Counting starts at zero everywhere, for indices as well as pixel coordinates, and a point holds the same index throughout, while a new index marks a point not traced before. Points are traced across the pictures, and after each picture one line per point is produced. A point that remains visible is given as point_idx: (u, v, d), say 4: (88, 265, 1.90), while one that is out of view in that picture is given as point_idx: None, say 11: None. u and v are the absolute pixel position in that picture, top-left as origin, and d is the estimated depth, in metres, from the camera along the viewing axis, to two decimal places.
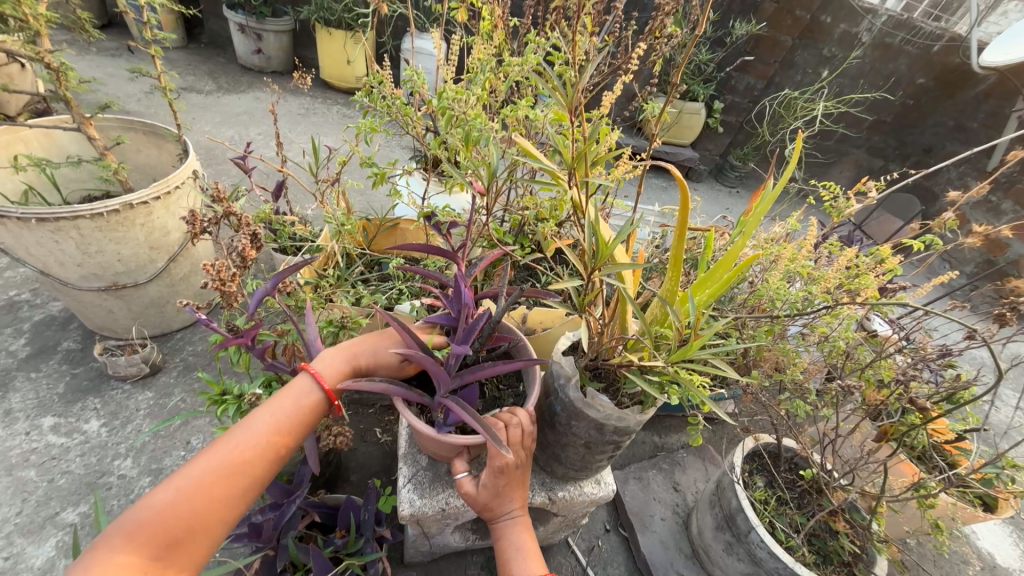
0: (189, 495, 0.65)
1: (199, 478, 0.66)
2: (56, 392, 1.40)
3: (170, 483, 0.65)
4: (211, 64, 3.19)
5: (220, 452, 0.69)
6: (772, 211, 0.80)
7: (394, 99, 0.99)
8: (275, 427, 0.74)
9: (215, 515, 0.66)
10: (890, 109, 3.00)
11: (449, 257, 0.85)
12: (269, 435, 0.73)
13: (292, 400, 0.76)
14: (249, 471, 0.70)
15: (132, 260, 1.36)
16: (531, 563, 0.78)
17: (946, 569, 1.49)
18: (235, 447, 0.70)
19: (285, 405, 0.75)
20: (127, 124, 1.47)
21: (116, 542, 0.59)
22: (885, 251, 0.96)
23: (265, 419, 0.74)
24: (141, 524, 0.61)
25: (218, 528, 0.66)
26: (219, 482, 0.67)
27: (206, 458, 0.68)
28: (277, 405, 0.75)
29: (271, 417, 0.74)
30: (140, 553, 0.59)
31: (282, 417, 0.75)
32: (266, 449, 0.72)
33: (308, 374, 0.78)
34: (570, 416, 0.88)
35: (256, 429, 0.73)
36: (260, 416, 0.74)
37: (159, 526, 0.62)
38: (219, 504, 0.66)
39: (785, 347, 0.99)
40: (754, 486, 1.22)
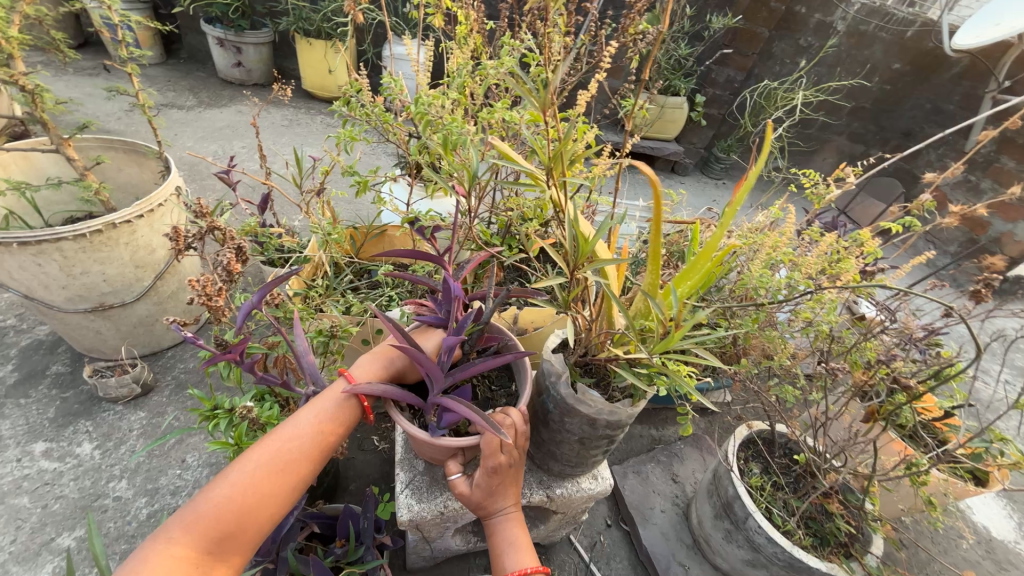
0: (240, 491, 0.65)
1: (249, 475, 0.67)
2: (46, 417, 1.38)
3: (223, 476, 0.66)
4: (191, 79, 3.17)
5: (269, 449, 0.69)
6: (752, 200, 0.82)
7: (373, 107, 0.99)
8: (321, 425, 0.73)
9: (261, 512, 0.66)
10: (867, 96, 3.05)
11: (435, 262, 0.87)
12: (314, 435, 0.72)
13: (336, 398, 0.76)
14: (295, 469, 0.70)
15: (118, 279, 1.34)
16: (523, 557, 0.78)
17: (943, 545, 1.52)
18: (283, 444, 0.70)
19: (330, 403, 0.75)
20: (106, 143, 1.46)
21: (173, 534, 0.61)
22: (864, 235, 0.97)
23: (310, 420, 0.73)
24: (196, 519, 0.62)
25: (265, 524, 0.67)
26: (267, 479, 0.67)
27: (256, 454, 0.69)
28: (324, 402, 0.75)
29: (315, 416, 0.74)
30: (195, 547, 0.61)
31: (326, 417, 0.74)
32: (312, 447, 0.72)
33: (347, 377, 0.77)
34: (563, 413, 0.89)
35: (303, 426, 0.72)
36: (306, 413, 0.74)
37: (211, 520, 0.63)
38: (266, 501, 0.67)
39: (772, 334, 1.00)
40: (750, 473, 1.23)
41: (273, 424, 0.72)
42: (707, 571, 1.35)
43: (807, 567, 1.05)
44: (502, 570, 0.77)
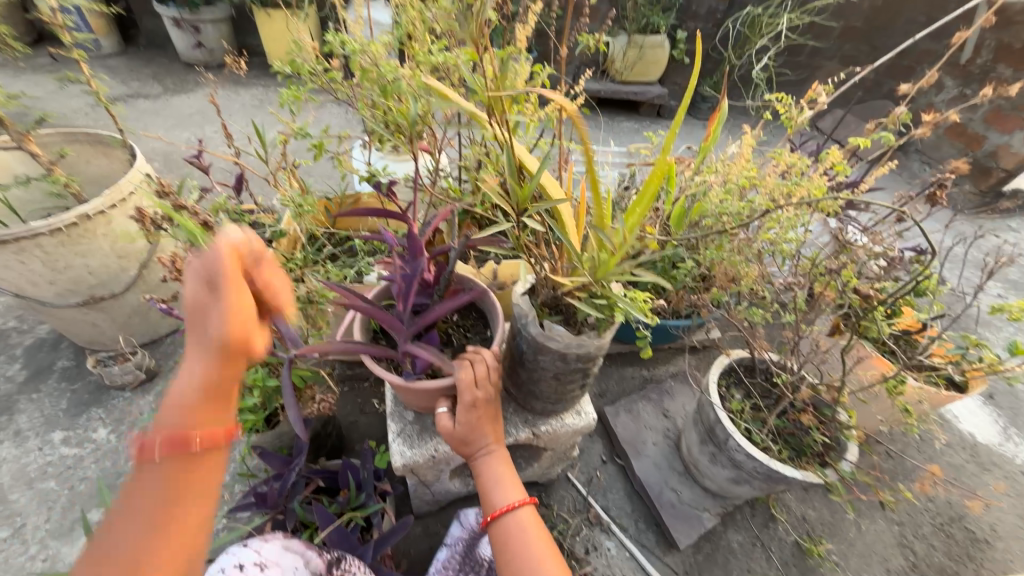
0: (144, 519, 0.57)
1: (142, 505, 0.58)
2: (60, 408, 1.45)
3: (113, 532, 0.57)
4: (154, 66, 3.08)
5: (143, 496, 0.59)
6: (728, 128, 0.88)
7: (318, 66, 0.98)
8: (199, 406, 0.62)
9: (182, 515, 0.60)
10: (858, 13, 2.89)
11: (400, 220, 0.92)
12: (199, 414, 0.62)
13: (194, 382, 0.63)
14: (198, 458, 0.62)
15: (103, 271, 1.37)
16: (510, 492, 0.85)
17: (927, 453, 1.58)
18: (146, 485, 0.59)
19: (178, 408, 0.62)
20: (69, 136, 1.45)
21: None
22: (831, 152, 0.99)
23: (184, 408, 0.62)
24: (105, 554, 0.55)
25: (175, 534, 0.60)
26: (172, 476, 0.60)
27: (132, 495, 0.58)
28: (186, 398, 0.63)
29: (186, 405, 0.62)
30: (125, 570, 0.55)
31: (203, 400, 0.63)
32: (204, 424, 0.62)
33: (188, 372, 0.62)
34: (535, 351, 0.92)
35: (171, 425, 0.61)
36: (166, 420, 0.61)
37: (122, 546, 0.56)
38: (183, 495, 0.60)
39: (737, 258, 1.03)
40: (732, 398, 1.28)
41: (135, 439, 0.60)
42: (698, 493, 1.42)
43: (784, 477, 1.11)
44: (492, 505, 0.84)
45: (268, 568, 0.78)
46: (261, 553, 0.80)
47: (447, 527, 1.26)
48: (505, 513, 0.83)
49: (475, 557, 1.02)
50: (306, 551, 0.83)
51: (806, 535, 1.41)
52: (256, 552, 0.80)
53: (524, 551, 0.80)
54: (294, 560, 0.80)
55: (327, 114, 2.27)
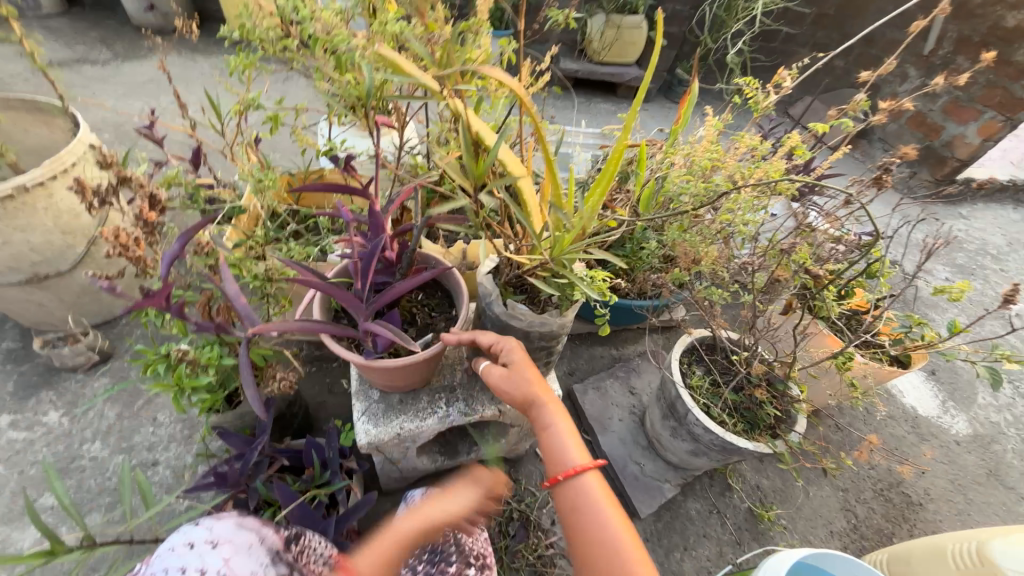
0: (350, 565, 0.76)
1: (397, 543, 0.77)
2: (6, 391, 1.38)
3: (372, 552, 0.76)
4: (102, 29, 2.86)
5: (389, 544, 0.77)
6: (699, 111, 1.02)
7: (272, 32, 0.93)
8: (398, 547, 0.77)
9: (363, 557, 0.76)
10: (831, 1, 2.93)
11: (359, 195, 0.90)
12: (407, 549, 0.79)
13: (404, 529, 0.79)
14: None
15: (47, 247, 1.29)
16: (577, 453, 0.79)
17: (872, 425, 1.69)
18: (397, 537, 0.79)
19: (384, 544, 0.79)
20: (3, 101, 1.34)
21: None
22: (791, 136, 1.01)
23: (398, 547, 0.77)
24: None
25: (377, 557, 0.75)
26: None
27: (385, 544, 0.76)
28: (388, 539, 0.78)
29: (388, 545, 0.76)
30: None
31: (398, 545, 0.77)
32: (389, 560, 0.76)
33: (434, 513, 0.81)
34: (500, 329, 0.93)
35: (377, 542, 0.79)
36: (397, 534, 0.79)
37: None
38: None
39: (699, 239, 1.05)
40: (693, 375, 1.33)
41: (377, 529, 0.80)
42: (660, 466, 1.48)
43: (737, 448, 1.17)
44: (559, 464, 0.78)
45: (221, 546, 0.67)
46: (213, 531, 0.69)
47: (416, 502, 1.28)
48: (574, 474, 0.76)
49: (423, 535, 0.95)
50: (263, 527, 0.73)
51: (758, 502, 1.50)
52: (206, 530, 0.69)
53: (596, 518, 0.73)
54: (249, 537, 0.70)
55: (283, 84, 2.13)
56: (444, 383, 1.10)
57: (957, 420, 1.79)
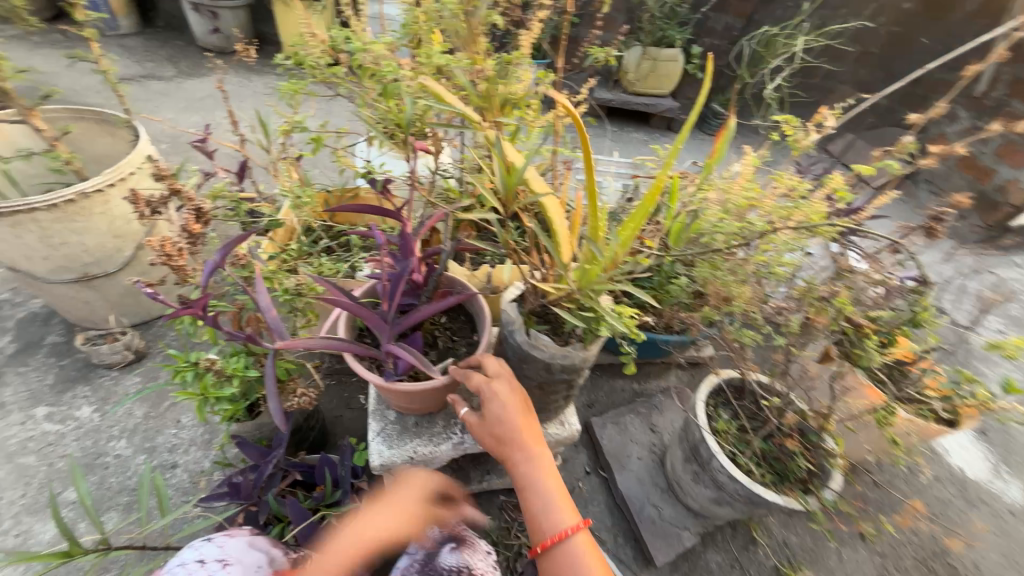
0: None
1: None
2: (46, 383, 1.45)
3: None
4: (169, 49, 3.10)
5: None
6: (733, 145, 0.91)
7: (325, 60, 1.00)
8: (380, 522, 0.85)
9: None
10: (875, 40, 2.88)
11: (391, 217, 0.91)
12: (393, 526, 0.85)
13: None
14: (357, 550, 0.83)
15: (98, 250, 1.37)
16: (563, 515, 0.79)
17: (914, 486, 1.56)
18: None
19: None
20: (75, 114, 1.45)
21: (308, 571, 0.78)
22: (834, 177, 0.99)
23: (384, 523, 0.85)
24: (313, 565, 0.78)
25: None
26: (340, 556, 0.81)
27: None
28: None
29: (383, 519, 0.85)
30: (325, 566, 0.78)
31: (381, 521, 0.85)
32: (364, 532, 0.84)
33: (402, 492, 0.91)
34: (520, 359, 0.91)
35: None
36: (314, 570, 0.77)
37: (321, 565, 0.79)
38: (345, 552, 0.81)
39: (734, 277, 1.03)
40: (718, 418, 1.28)
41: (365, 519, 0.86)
42: (680, 512, 1.41)
43: (764, 501, 1.10)
44: (542, 530, 0.78)
45: (231, 564, 0.73)
46: (223, 548, 0.76)
47: None
48: (558, 542, 0.77)
49: (433, 567, 0.85)
50: (271, 548, 0.80)
51: (786, 559, 1.40)
52: (219, 547, 0.76)
53: None
54: (258, 557, 0.76)
55: (325, 108, 2.25)
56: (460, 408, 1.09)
57: (1012, 488, 1.64)
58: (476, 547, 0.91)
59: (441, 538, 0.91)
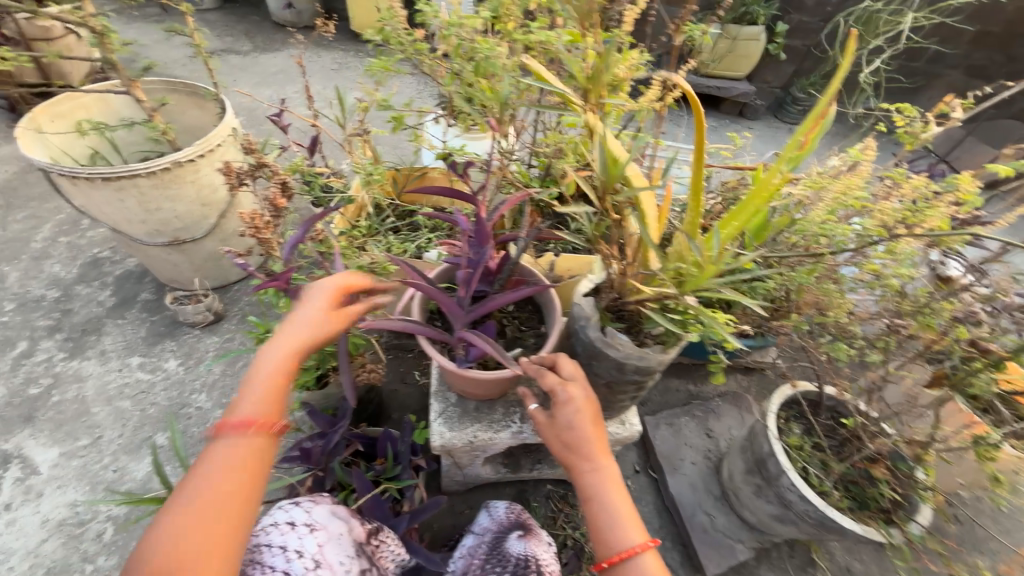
0: (173, 540, 0.54)
1: (162, 547, 0.54)
2: (139, 336, 1.59)
3: (142, 545, 0.54)
4: (247, 23, 3.22)
5: (203, 474, 0.59)
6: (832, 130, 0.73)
7: (409, 36, 0.99)
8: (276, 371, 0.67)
9: (225, 530, 0.57)
10: (999, 18, 2.48)
11: (467, 201, 0.89)
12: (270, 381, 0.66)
13: (228, 435, 0.62)
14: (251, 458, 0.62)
15: (187, 216, 1.47)
16: (631, 532, 0.72)
17: (1005, 526, 1.41)
18: (212, 458, 0.61)
19: (236, 421, 0.62)
20: (170, 86, 1.54)
21: (177, 515, 0.56)
22: (963, 177, 0.84)
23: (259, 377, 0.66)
24: (188, 508, 0.56)
25: (237, 537, 0.58)
26: (231, 474, 0.60)
27: (157, 529, 0.55)
28: (217, 443, 0.62)
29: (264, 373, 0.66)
30: (202, 529, 0.56)
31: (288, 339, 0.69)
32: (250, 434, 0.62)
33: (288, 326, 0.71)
34: (590, 356, 0.87)
35: (224, 465, 0.60)
36: (239, 400, 0.65)
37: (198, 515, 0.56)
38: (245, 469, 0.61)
39: (829, 285, 0.93)
40: (789, 433, 1.19)
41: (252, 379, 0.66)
42: (734, 523, 1.35)
43: (839, 527, 1.02)
44: (605, 548, 0.72)
45: (318, 530, 0.75)
46: (310, 514, 0.78)
47: (472, 509, 1.28)
48: (625, 560, 0.70)
49: (502, 551, 0.93)
50: (350, 518, 0.82)
51: None
52: (305, 512, 0.78)
53: None
54: (340, 527, 0.79)
55: (415, 87, 2.26)
56: (520, 397, 1.08)
57: None
58: (541, 538, 0.97)
59: (510, 524, 0.99)
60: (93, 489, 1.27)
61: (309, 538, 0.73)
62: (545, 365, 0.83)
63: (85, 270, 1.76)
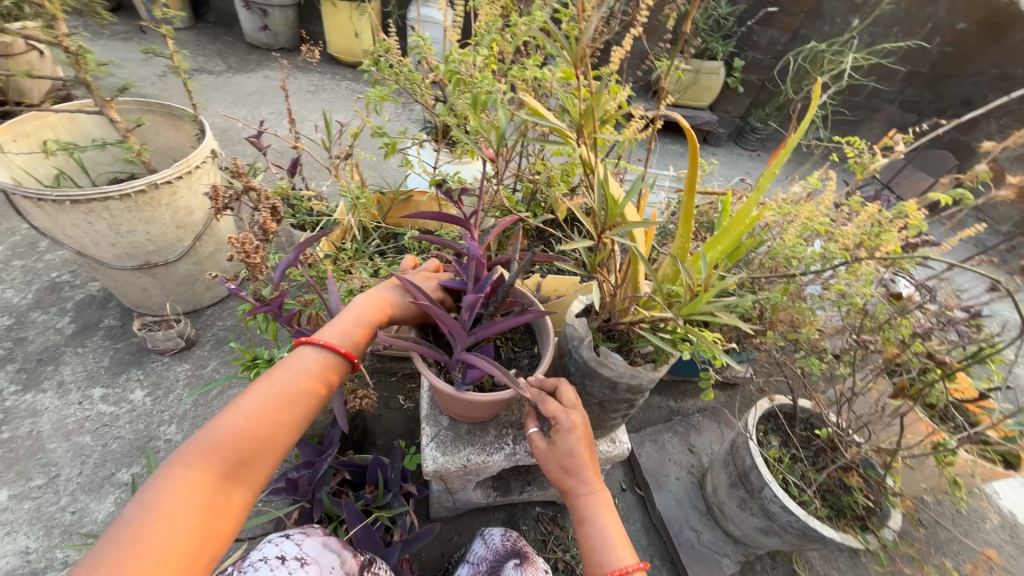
0: (246, 424, 0.65)
1: (237, 426, 0.65)
2: (102, 365, 1.50)
3: (221, 415, 0.65)
4: (220, 44, 3.19)
5: (282, 377, 0.70)
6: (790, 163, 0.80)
7: (402, 68, 1.02)
8: (310, 368, 0.73)
9: (280, 436, 0.67)
10: (926, 59, 2.75)
11: (461, 224, 0.90)
12: (312, 373, 0.72)
13: (312, 348, 0.74)
14: (293, 407, 0.69)
15: (161, 239, 1.41)
16: (622, 552, 0.73)
17: (963, 526, 1.50)
18: (293, 364, 0.72)
19: (326, 339, 0.75)
20: (145, 106, 1.50)
21: (192, 459, 0.60)
22: (910, 206, 0.92)
23: (295, 369, 0.72)
24: (215, 444, 0.62)
25: (281, 449, 0.68)
26: (264, 422, 0.66)
27: (236, 408, 0.66)
28: (301, 352, 0.74)
29: (298, 369, 0.72)
30: (212, 472, 0.60)
31: (332, 342, 0.76)
32: (276, 411, 0.68)
33: (308, 343, 0.75)
34: (585, 375, 0.90)
35: (301, 374, 0.72)
36: (329, 325, 0.78)
37: (229, 446, 0.63)
38: (278, 431, 0.67)
39: (800, 305, 1.00)
40: (769, 445, 1.24)
41: (278, 374, 0.71)
42: (719, 537, 1.38)
43: (820, 536, 1.06)
44: (598, 567, 0.72)
45: (309, 564, 0.72)
46: (300, 547, 0.74)
47: (462, 535, 1.26)
48: None
49: None
50: (343, 551, 0.79)
51: None
52: (296, 545, 0.74)
53: None
54: (332, 560, 0.75)
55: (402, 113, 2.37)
56: (512, 418, 1.08)
57: None
58: (537, 564, 0.92)
59: (506, 553, 0.94)
60: (49, 534, 1.17)
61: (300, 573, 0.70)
62: (546, 389, 0.84)
63: (42, 295, 1.66)
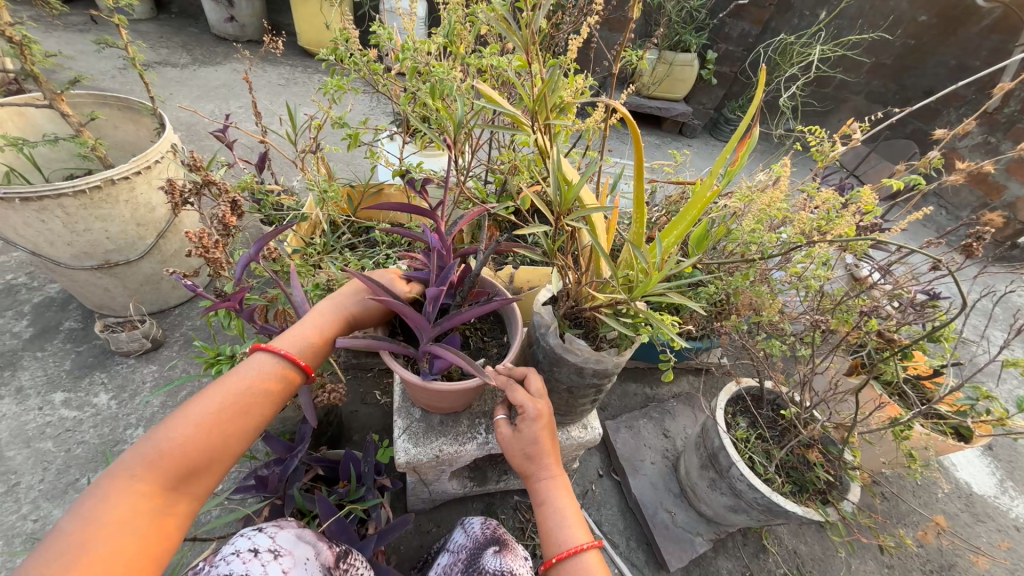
0: (195, 434, 0.64)
1: (185, 434, 0.63)
2: (63, 369, 1.45)
3: (167, 423, 0.64)
4: (184, 35, 3.08)
5: (233, 385, 0.69)
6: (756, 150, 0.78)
7: (362, 57, 1.00)
8: (266, 377, 0.72)
9: (231, 445, 0.67)
10: (889, 51, 2.83)
11: (427, 216, 0.89)
12: (269, 381, 0.72)
13: (268, 355, 0.74)
14: (246, 416, 0.68)
15: (121, 237, 1.37)
16: (577, 530, 0.75)
17: (922, 497, 1.58)
18: (246, 371, 0.71)
19: (283, 347, 0.74)
20: (100, 100, 1.45)
21: (136, 470, 0.59)
22: (863, 191, 0.94)
23: (249, 377, 0.71)
24: (162, 455, 0.61)
25: (233, 456, 0.68)
26: (214, 431, 0.65)
27: (184, 416, 0.65)
28: (257, 359, 0.73)
29: (252, 377, 0.71)
30: (157, 482, 0.59)
31: (289, 350, 0.75)
32: (228, 420, 0.67)
33: (264, 349, 0.74)
34: (552, 362, 0.91)
35: (257, 380, 0.71)
36: (286, 332, 0.77)
37: (177, 456, 0.62)
38: (231, 441, 0.66)
39: (760, 289, 1.03)
40: (737, 426, 1.28)
41: (232, 381, 0.69)
42: (692, 517, 1.41)
43: (784, 511, 1.09)
44: (553, 544, 0.74)
45: (284, 556, 0.72)
46: (274, 540, 0.74)
47: (440, 527, 1.27)
48: (572, 555, 0.72)
49: (477, 565, 0.91)
50: (318, 542, 0.78)
51: (795, 568, 1.40)
52: (269, 538, 0.74)
53: None
54: (306, 551, 0.75)
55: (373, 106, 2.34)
56: (484, 408, 1.09)
57: (1017, 504, 1.64)
58: (516, 551, 0.94)
59: (485, 540, 0.95)
60: (8, 543, 1.13)
61: (273, 565, 0.70)
62: (514, 377, 0.84)
63: None
